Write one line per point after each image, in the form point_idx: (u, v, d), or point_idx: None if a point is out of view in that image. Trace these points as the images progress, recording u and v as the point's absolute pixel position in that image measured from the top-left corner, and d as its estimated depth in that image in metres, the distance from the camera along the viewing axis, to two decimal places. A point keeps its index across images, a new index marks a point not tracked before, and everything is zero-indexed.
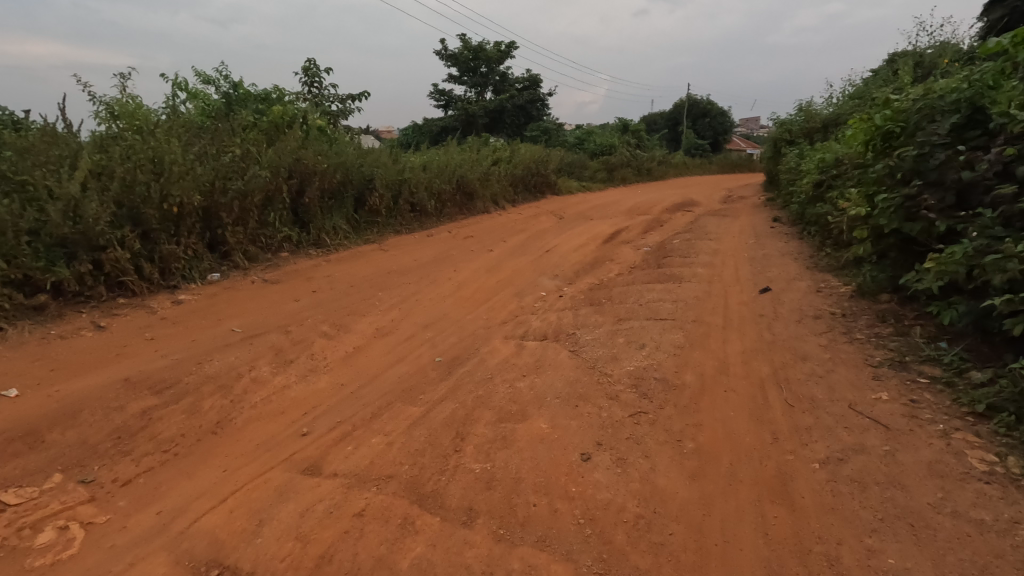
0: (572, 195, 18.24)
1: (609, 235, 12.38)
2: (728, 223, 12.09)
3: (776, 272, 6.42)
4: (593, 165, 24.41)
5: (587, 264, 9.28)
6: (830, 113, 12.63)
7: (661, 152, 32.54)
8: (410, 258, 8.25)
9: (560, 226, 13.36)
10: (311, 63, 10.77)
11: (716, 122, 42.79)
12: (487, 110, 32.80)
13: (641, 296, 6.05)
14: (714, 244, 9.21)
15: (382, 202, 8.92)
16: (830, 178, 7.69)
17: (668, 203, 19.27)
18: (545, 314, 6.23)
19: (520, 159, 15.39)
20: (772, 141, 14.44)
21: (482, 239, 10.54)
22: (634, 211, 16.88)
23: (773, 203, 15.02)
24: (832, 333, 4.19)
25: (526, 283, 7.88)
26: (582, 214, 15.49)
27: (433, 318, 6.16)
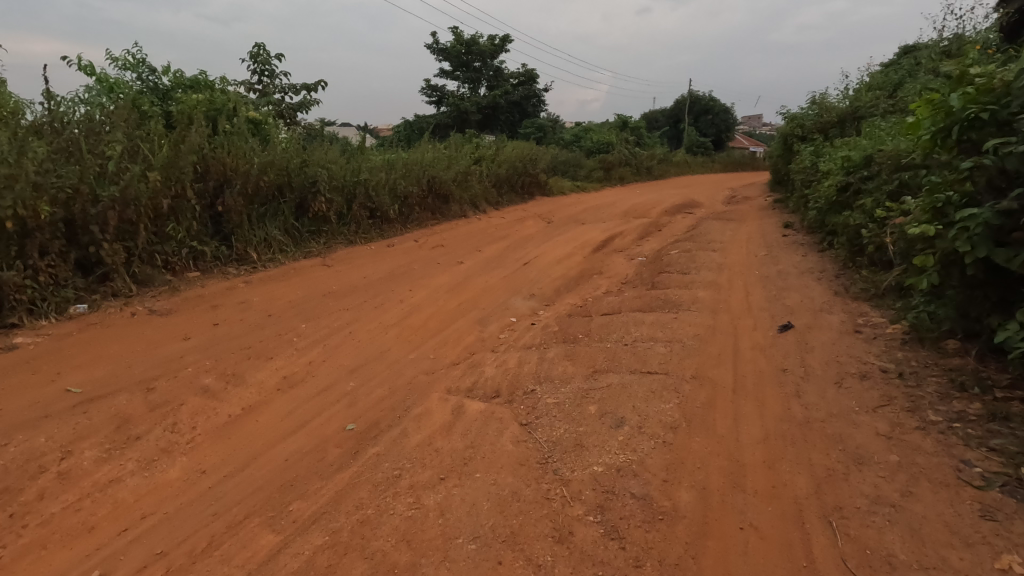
0: (564, 196, 16.98)
1: (600, 242, 11.10)
2: (733, 230, 10.80)
3: (796, 299, 5.14)
4: (590, 164, 23.11)
5: (570, 279, 8.01)
6: (848, 106, 11.27)
7: (662, 150, 31.21)
8: (359, 275, 7.00)
9: (547, 232, 12.08)
10: (261, 49, 9.50)
11: (720, 119, 41.39)
12: (480, 106, 31.48)
13: (626, 332, 4.79)
14: (718, 256, 7.92)
15: (329, 207, 7.66)
16: (861, 180, 6.37)
17: (667, 204, 17.96)
18: (506, 353, 4.98)
19: (505, 157, 14.08)
20: (781, 137, 13.09)
21: (453, 249, 9.27)
22: (630, 214, 15.57)
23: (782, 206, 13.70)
24: (891, 410, 2.92)
25: (493, 306, 6.62)
26: (573, 217, 14.22)
27: (365, 358, 4.90)
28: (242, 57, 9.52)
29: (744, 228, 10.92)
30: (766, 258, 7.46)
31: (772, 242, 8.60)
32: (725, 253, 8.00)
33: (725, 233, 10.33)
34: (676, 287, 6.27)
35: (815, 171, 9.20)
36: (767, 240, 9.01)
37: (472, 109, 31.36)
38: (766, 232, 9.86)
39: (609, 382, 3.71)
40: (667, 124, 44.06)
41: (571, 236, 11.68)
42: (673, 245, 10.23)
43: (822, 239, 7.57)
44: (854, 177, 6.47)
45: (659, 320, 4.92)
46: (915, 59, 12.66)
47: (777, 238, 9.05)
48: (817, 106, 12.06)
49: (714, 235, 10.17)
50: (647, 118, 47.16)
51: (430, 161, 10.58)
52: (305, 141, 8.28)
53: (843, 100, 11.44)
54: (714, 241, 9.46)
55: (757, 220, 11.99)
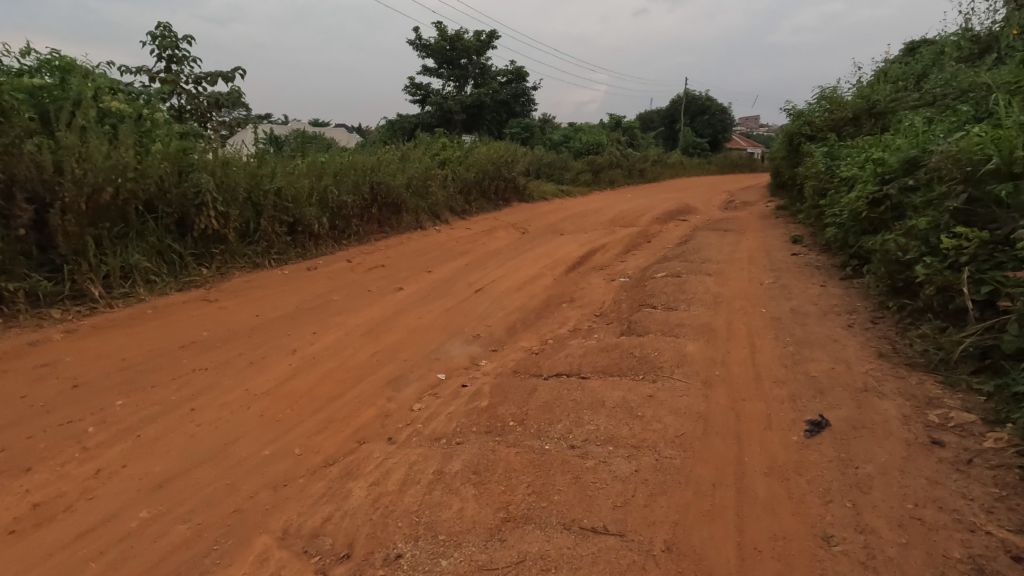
0: (545, 202, 15.47)
1: (577, 258, 9.54)
2: (732, 243, 9.23)
3: (824, 364, 3.59)
4: (577, 166, 21.61)
5: (529, 313, 6.45)
6: (863, 101, 9.74)
7: (655, 151, 29.73)
8: (252, 311, 5.43)
9: (518, 244, 10.55)
10: (166, 29, 7.91)
11: (716, 119, 39.92)
12: (465, 105, 29.97)
13: (576, 421, 3.23)
14: (713, 282, 6.35)
15: (226, 224, 6.11)
16: (902, 191, 4.82)
17: (659, 211, 16.41)
18: (403, 449, 3.42)
19: (475, 159, 12.51)
20: (786, 137, 11.53)
21: (396, 271, 7.70)
22: (618, 223, 14.02)
23: (786, 214, 12.16)
24: None
25: (419, 356, 5.05)
26: (552, 227, 12.68)
27: (193, 458, 3.33)
28: (143, 38, 7.96)
29: (744, 240, 9.35)
30: (774, 287, 5.91)
31: (780, 262, 7.05)
32: (722, 279, 6.45)
33: (722, 247, 8.78)
34: (657, 334, 4.73)
35: (831, 177, 7.65)
36: (772, 258, 7.45)
37: (457, 108, 29.87)
38: (772, 247, 8.30)
39: (523, 555, 2.17)
40: (662, 124, 42.55)
41: (546, 249, 10.12)
42: (660, 263, 8.68)
43: (844, 263, 6.02)
44: (891, 186, 4.92)
45: (625, 401, 3.36)
46: (940, 47, 11.09)
47: (786, 256, 7.48)
48: (828, 101, 10.51)
49: (710, 249, 8.61)
50: (642, 118, 45.64)
51: (375, 165, 9.01)
52: (207, 141, 6.73)
53: (859, 93, 9.89)
54: (709, 258, 7.90)
55: (760, 231, 10.44)
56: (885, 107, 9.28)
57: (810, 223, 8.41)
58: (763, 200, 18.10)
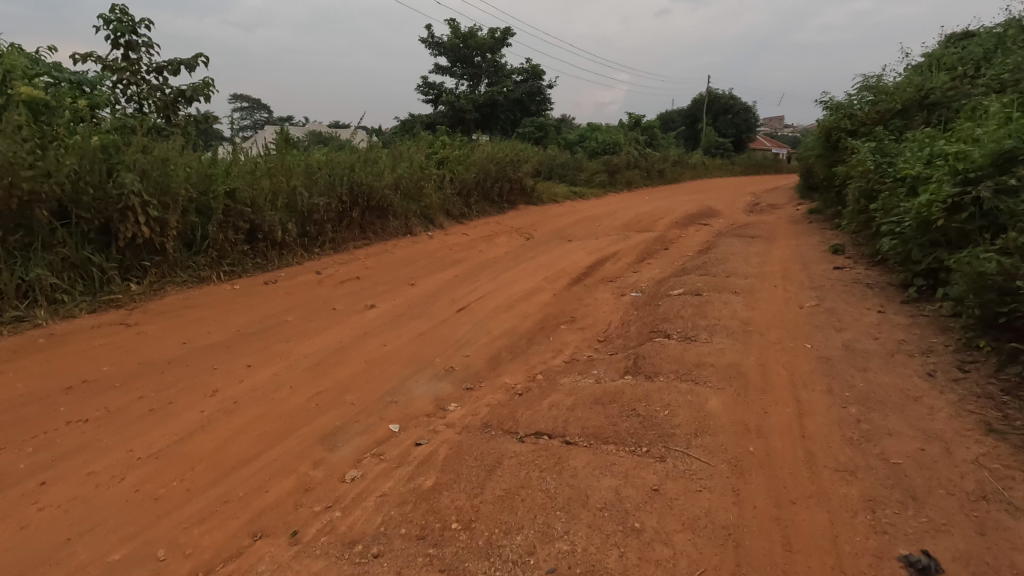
0: (555, 205, 14.46)
1: (585, 267, 8.48)
2: (761, 251, 8.08)
3: (909, 443, 2.52)
4: (593, 166, 20.51)
5: (519, 338, 5.43)
6: (916, 90, 8.50)
7: (676, 151, 28.42)
8: (180, 337, 4.52)
9: (520, 252, 9.55)
10: (121, 11, 7.07)
11: (740, 118, 38.34)
12: (478, 103, 29.08)
13: (545, 532, 2.23)
14: (742, 304, 5.25)
15: (163, 230, 5.23)
16: (997, 194, 3.74)
17: (678, 215, 15.23)
18: (306, 556, 2.45)
19: (477, 158, 11.52)
20: (822, 132, 10.26)
21: (373, 284, 6.75)
22: (633, 228, 12.89)
23: (822, 219, 10.92)
24: None
25: (372, 398, 4.08)
26: (560, 232, 11.64)
27: (10, 567, 2.41)
28: (98, 22, 7.18)
29: (776, 249, 8.18)
30: (818, 312, 4.79)
31: (822, 279, 5.91)
32: (753, 299, 5.35)
33: (751, 257, 7.65)
34: (670, 378, 3.69)
35: (883, 177, 6.49)
36: (811, 273, 6.31)
37: (469, 107, 29.00)
38: (809, 258, 7.14)
39: None
40: (684, 124, 41.11)
41: (550, 257, 9.09)
42: (677, 275, 7.59)
43: (907, 283, 4.89)
44: (981, 188, 3.82)
45: (620, 498, 2.34)
46: (1002, 29, 9.76)
47: (828, 270, 6.33)
48: (873, 91, 9.27)
49: (736, 259, 7.47)
50: (663, 117, 44.19)
51: (359, 164, 8.09)
52: (151, 134, 5.85)
53: (911, 81, 8.65)
54: (734, 271, 6.79)
55: (792, 238, 9.25)
56: (943, 96, 8.03)
57: (855, 231, 7.23)
58: (793, 203, 16.76)
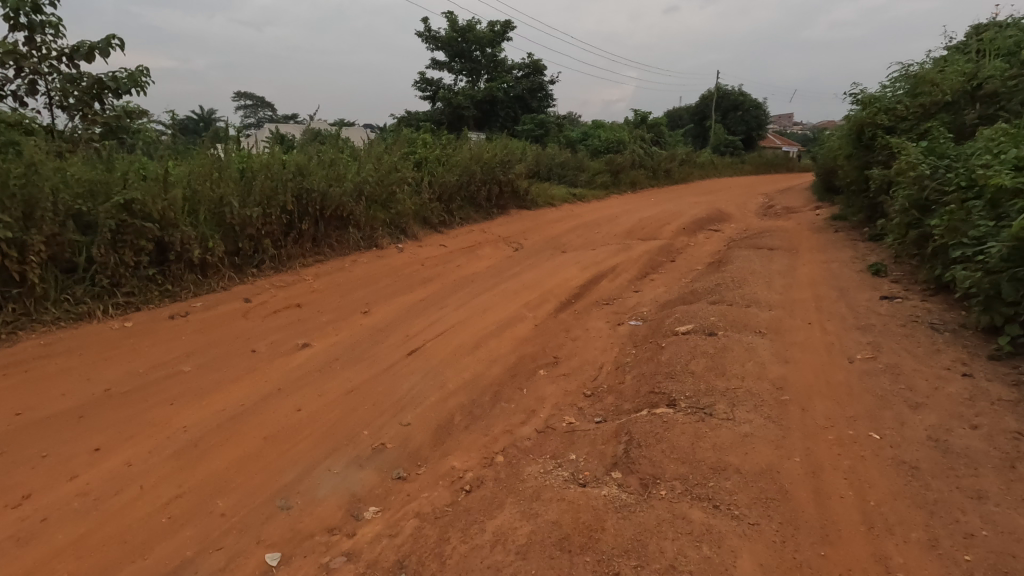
0: (551, 209, 13.29)
1: (577, 286, 7.29)
2: (785, 269, 6.86)
3: None
4: (595, 165, 19.29)
5: (483, 390, 4.27)
6: (967, 78, 7.25)
7: (684, 150, 27.13)
8: (15, 406, 3.41)
9: (504, 266, 8.39)
10: None
11: (751, 115, 36.89)
12: (476, 100, 27.89)
13: None
14: (769, 352, 4.05)
15: (23, 255, 4.19)
16: None
17: (686, 219, 14.01)
18: None
19: (462, 158, 10.34)
20: (849, 129, 8.78)
21: (317, 313, 5.61)
22: (636, 235, 11.68)
23: (848, 228, 9.66)
24: None
25: (252, 504, 2.89)
26: (554, 241, 10.46)
27: None
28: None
29: (802, 266, 6.95)
30: (874, 370, 3.59)
31: (868, 314, 4.70)
32: (783, 345, 4.15)
33: (774, 276, 6.43)
34: (676, 496, 2.49)
35: (944, 182, 5.25)
36: (851, 302, 5.10)
37: (467, 103, 27.83)
38: (845, 282, 5.92)
39: None
40: (692, 122, 39.69)
41: (539, 272, 7.92)
42: (685, 299, 6.39)
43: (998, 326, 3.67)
44: None
45: None
46: None
47: (874, 299, 5.11)
48: (912, 82, 8.03)
49: (756, 280, 6.26)
50: (670, 115, 42.79)
51: (310, 166, 6.91)
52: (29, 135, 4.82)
53: (960, 69, 7.42)
54: (755, 297, 5.59)
55: (818, 251, 8.01)
56: (1004, 85, 6.77)
57: (901, 249, 6.01)
58: (811, 207, 15.45)
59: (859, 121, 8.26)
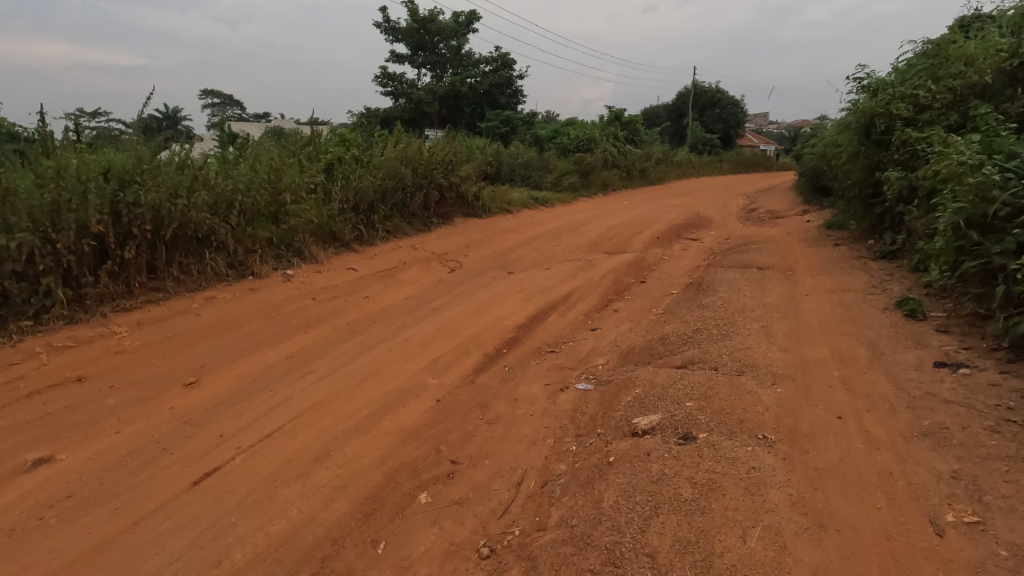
0: (506, 217, 11.56)
1: (515, 325, 5.57)
2: (784, 305, 5.21)
3: None
4: (562, 165, 17.63)
5: (303, 560, 2.49)
6: (1007, 55, 5.66)
7: (659, 148, 25.64)
8: None
9: (428, 295, 6.61)
10: None
11: (729, 113, 35.61)
12: (438, 95, 26.14)
13: None
14: (785, 498, 2.36)
15: None
16: None
17: (660, 227, 12.39)
18: None
19: (389, 157, 8.52)
20: (852, 121, 7.13)
21: (106, 392, 3.76)
22: (601, 247, 10.00)
23: (850, 242, 8.08)
24: None
25: None
26: (502, 257, 8.74)
27: None
28: None
29: (806, 301, 5.31)
30: (991, 573, 1.90)
31: (928, 400, 3.03)
32: (806, 476, 2.47)
33: (773, 317, 4.77)
34: None
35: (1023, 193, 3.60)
36: (892, 371, 3.44)
37: (428, 99, 26.07)
38: (870, 330, 4.28)
39: None
40: (670, 120, 38.38)
41: (470, 302, 6.17)
42: (653, 353, 4.70)
43: None
44: None
45: None
46: None
47: (924, 368, 3.45)
48: (932, 63, 6.43)
49: (747, 325, 4.59)
50: (648, 112, 41.41)
51: (146, 171, 5.11)
52: None
53: (995, 43, 5.83)
54: (750, 359, 3.91)
55: (821, 275, 6.40)
56: None
57: (945, 283, 4.38)
58: (799, 211, 13.96)
59: (866, 111, 6.66)
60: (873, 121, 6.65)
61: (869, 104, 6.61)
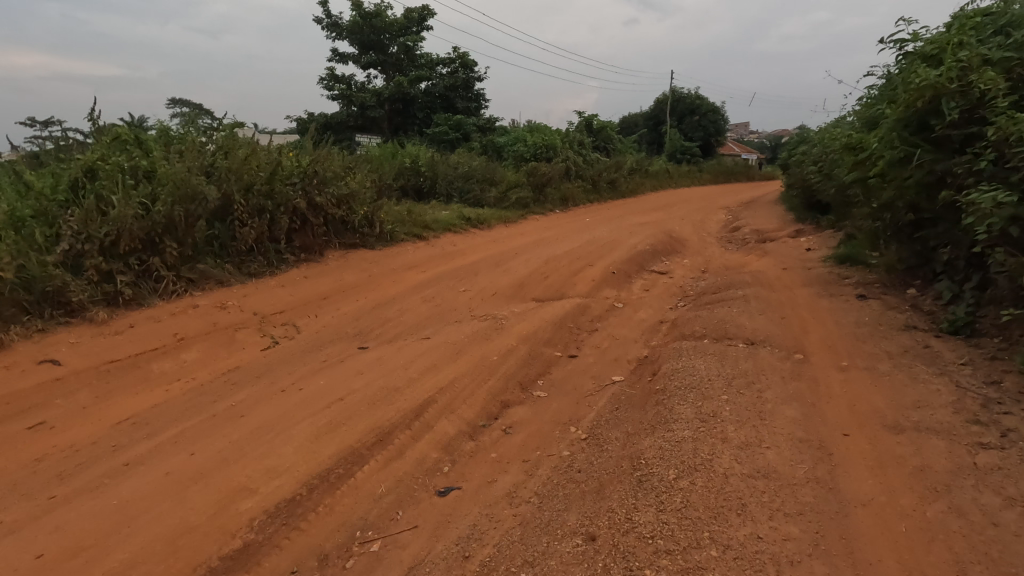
0: (414, 245, 8.77)
1: (263, 512, 2.74)
2: (807, 486, 2.44)
3: None
4: (512, 176, 14.95)
5: None
6: None
7: (633, 157, 23.08)
8: None
9: (177, 407, 3.78)
10: None
11: (708, 119, 33.28)
12: (383, 98, 23.45)
13: None
14: None
15: None
16: None
17: (620, 255, 9.67)
18: None
19: (191, 166, 5.67)
20: (893, 107, 4.47)
21: None
22: (530, 291, 7.24)
23: (882, 296, 5.40)
24: None
25: None
26: (372, 315, 5.95)
27: None
28: None
29: (849, 471, 2.56)
30: None
31: None
32: None
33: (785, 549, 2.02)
34: None
35: None
36: None
37: (373, 102, 23.42)
38: None
39: None
40: (646, 128, 36.09)
41: (223, 432, 3.35)
42: None
43: None
44: None
45: None
46: None
47: None
48: None
49: None
50: (623, 119, 39.04)
51: None
52: None
53: None
54: None
55: (855, 374, 3.68)
56: None
57: None
58: (792, 230, 11.37)
59: (921, 88, 4.00)
60: (938, 104, 4.02)
61: (927, 76, 3.97)
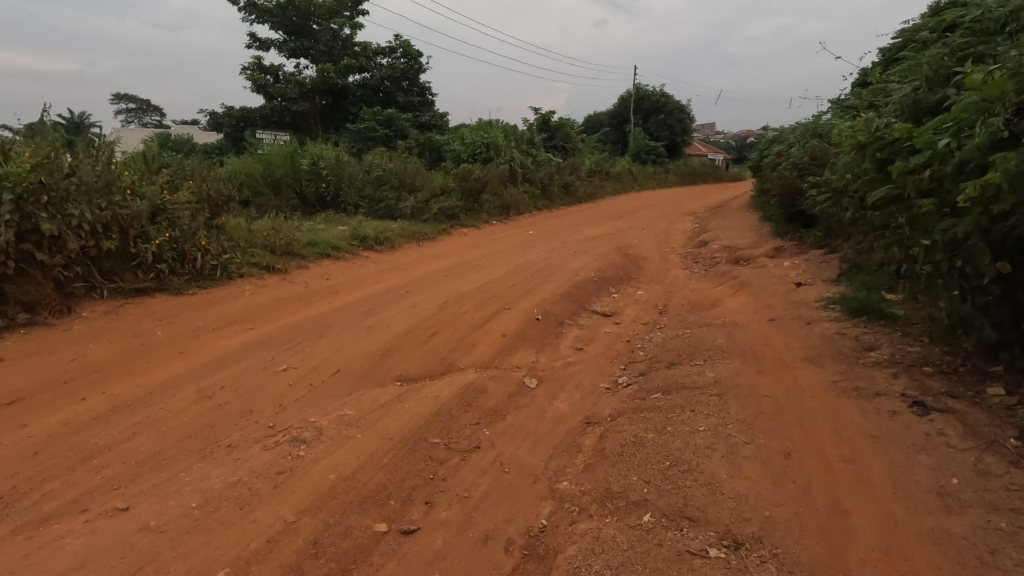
0: (257, 282, 6.20)
1: None
2: None
3: None
4: (439, 180, 12.46)
5: None
6: None
7: (591, 157, 20.83)
8: None
9: None
10: None
11: (673, 117, 31.34)
12: (308, 90, 20.62)
13: None
14: None
15: None
16: None
17: (553, 287, 7.27)
18: None
19: None
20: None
21: None
22: (395, 363, 4.75)
23: (953, 404, 3.11)
24: None
25: None
26: (75, 439, 3.39)
27: None
28: None
29: None
30: None
31: None
32: None
33: None
34: None
35: None
36: None
37: (295, 94, 20.60)
38: None
39: None
40: (610, 126, 34.01)
41: None
42: None
43: None
44: None
45: None
46: None
47: None
48: None
49: None
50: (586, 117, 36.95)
51: None
52: None
53: None
54: None
55: None
56: None
57: None
58: (771, 248, 9.16)
59: None
60: None
61: None
